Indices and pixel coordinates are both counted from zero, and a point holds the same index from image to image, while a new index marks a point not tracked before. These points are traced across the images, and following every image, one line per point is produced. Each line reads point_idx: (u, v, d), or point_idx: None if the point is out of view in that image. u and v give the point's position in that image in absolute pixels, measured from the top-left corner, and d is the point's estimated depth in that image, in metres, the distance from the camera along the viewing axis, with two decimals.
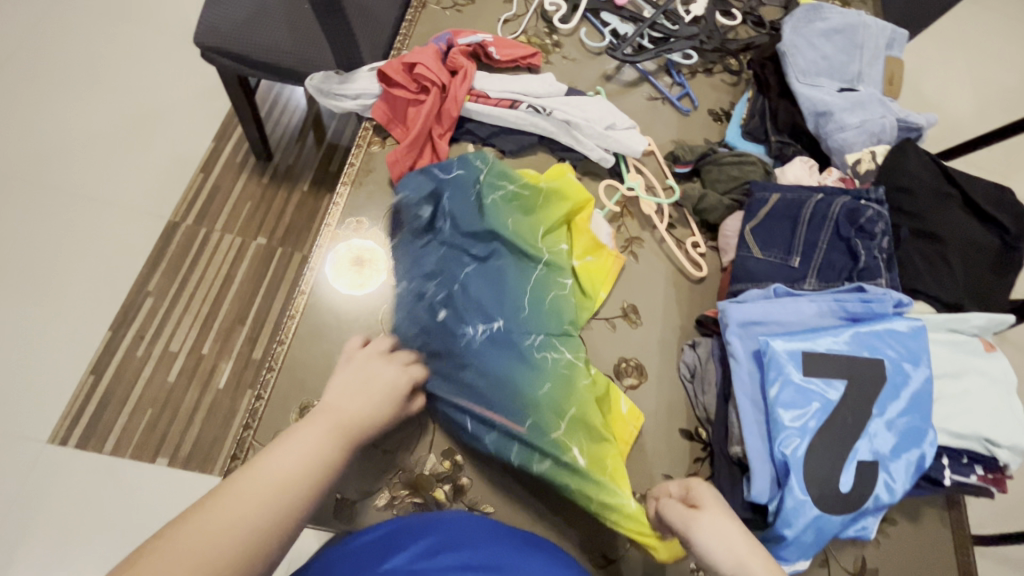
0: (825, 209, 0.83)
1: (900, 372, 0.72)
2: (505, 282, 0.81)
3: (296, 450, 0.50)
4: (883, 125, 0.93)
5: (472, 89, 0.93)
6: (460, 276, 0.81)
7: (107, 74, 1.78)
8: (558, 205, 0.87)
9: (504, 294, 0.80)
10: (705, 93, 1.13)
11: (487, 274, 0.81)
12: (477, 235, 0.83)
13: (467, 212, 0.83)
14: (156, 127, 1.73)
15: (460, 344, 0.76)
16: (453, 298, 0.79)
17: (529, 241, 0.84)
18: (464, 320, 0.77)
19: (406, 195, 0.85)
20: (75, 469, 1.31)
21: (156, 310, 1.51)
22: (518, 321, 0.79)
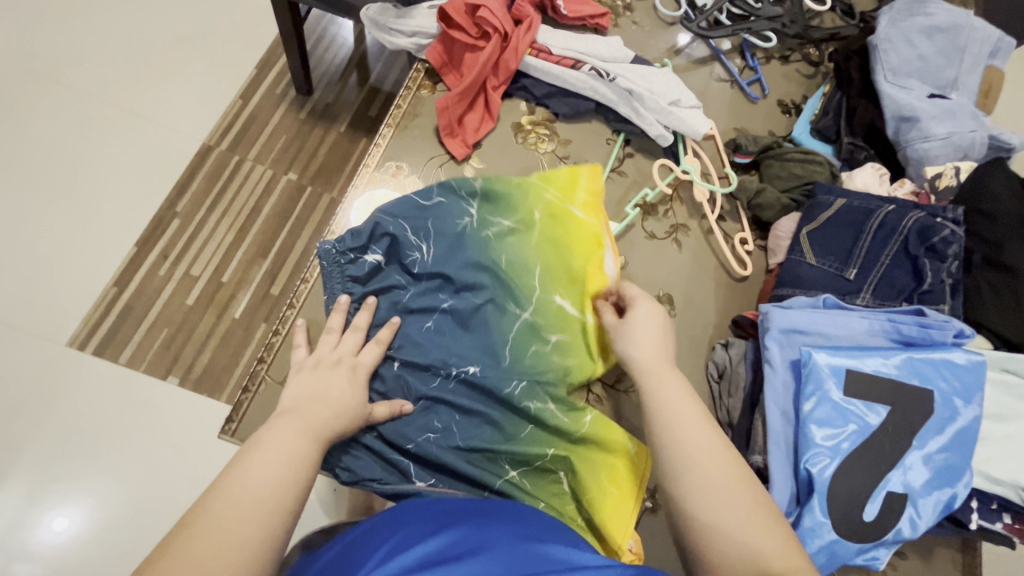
0: (895, 222, 0.77)
1: (950, 407, 0.67)
2: (493, 327, 0.74)
3: (265, 457, 0.52)
4: (971, 140, 0.85)
5: (534, 43, 0.87)
6: (435, 303, 0.74)
7: None
8: (564, 233, 0.80)
9: (491, 332, 0.74)
10: (777, 81, 1.05)
11: (469, 311, 0.74)
12: (464, 265, 0.76)
13: (453, 242, 0.76)
14: (200, 45, 1.69)
15: (433, 386, 0.71)
16: (438, 329, 0.74)
17: (523, 283, 0.77)
18: (430, 350, 0.72)
19: (390, 214, 0.76)
20: (89, 375, 1.34)
21: (183, 231, 1.50)
22: (499, 369, 0.72)
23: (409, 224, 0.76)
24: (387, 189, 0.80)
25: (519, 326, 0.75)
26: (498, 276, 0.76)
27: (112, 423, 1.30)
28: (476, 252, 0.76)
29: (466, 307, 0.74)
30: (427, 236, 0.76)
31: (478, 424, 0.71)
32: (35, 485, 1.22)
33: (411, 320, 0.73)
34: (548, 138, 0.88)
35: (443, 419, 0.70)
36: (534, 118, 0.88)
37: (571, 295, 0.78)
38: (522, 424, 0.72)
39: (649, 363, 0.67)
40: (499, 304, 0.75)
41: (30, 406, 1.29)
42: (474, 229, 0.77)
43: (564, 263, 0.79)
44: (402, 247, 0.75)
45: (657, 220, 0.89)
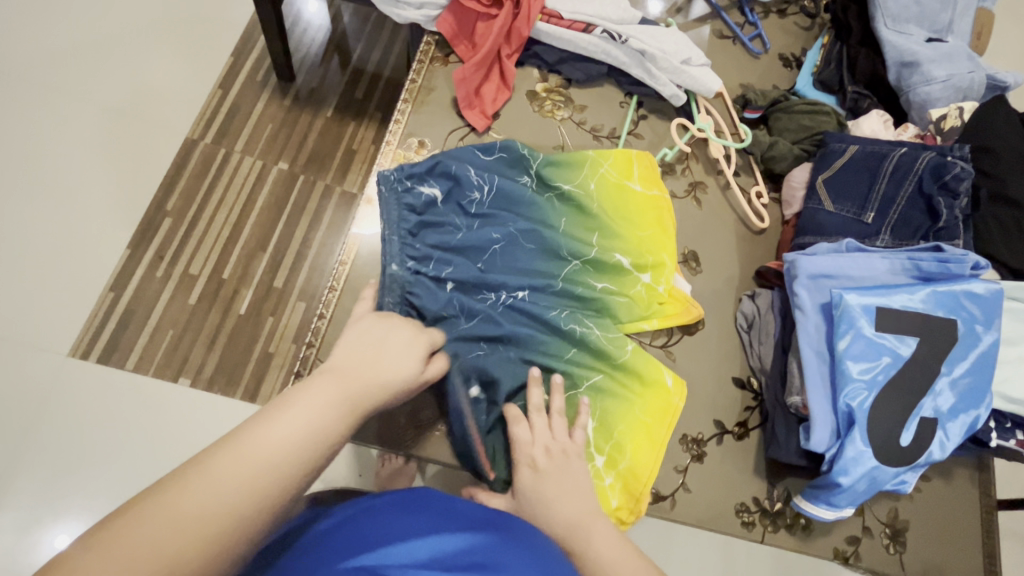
0: (909, 164, 0.80)
1: (972, 333, 0.71)
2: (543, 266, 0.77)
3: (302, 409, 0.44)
4: (970, 81, 0.89)
5: (544, 8, 0.86)
6: (488, 239, 0.76)
7: None
8: (619, 194, 0.83)
9: (538, 264, 0.77)
10: (777, 36, 1.07)
11: (520, 249, 0.77)
12: (512, 206, 0.79)
13: (509, 190, 0.78)
14: (173, 35, 1.62)
15: (482, 308, 0.73)
16: (490, 260, 0.76)
17: (581, 236, 0.80)
18: (484, 280, 0.74)
19: (454, 155, 0.78)
20: (98, 383, 1.31)
21: (176, 231, 1.46)
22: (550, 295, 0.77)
23: (468, 164, 0.78)
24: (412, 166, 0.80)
25: (569, 261, 0.78)
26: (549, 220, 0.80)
27: (129, 428, 1.28)
28: (528, 195, 0.79)
29: (521, 244, 0.77)
30: (488, 181, 0.78)
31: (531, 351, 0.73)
32: (54, 498, 1.20)
33: (454, 252, 0.75)
34: (563, 105, 0.88)
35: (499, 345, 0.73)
36: (548, 85, 0.88)
37: (623, 237, 0.81)
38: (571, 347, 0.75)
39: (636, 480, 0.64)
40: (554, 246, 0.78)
41: (41, 420, 1.26)
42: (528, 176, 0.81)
43: (616, 203, 0.83)
44: (462, 189, 0.77)
45: (676, 179, 0.90)
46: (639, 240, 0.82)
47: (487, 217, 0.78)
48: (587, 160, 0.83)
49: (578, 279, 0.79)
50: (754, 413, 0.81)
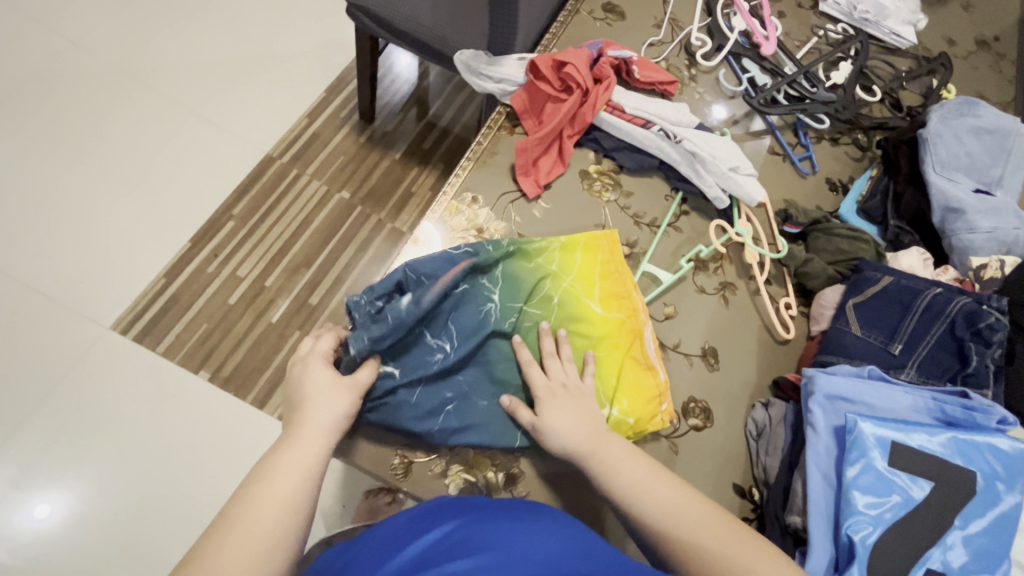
0: (942, 304, 0.80)
1: (991, 491, 0.68)
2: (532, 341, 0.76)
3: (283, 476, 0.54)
4: (1015, 237, 0.90)
5: (609, 100, 0.94)
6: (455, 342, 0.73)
7: (247, 7, 1.88)
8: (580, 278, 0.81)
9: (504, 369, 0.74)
10: (826, 161, 1.12)
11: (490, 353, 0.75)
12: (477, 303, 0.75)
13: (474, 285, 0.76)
14: (278, 65, 1.82)
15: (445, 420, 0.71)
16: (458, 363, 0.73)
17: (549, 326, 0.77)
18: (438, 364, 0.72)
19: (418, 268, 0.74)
20: (126, 359, 1.37)
21: (236, 234, 1.57)
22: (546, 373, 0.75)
23: (414, 270, 0.73)
24: (462, 217, 0.86)
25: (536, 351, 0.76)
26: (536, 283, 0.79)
27: (145, 409, 1.33)
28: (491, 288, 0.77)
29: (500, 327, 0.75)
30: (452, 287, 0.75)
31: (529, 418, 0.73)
32: (56, 461, 1.24)
33: (426, 357, 0.72)
34: (611, 188, 0.94)
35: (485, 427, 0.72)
36: (601, 168, 0.95)
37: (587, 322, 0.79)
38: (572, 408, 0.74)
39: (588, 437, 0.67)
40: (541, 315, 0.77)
41: (67, 382, 1.32)
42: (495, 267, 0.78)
43: (586, 286, 0.81)
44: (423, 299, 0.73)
45: (708, 276, 0.93)
46: (614, 339, 0.79)
47: (461, 306, 0.75)
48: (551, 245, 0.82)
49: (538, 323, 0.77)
50: (752, 524, 0.79)
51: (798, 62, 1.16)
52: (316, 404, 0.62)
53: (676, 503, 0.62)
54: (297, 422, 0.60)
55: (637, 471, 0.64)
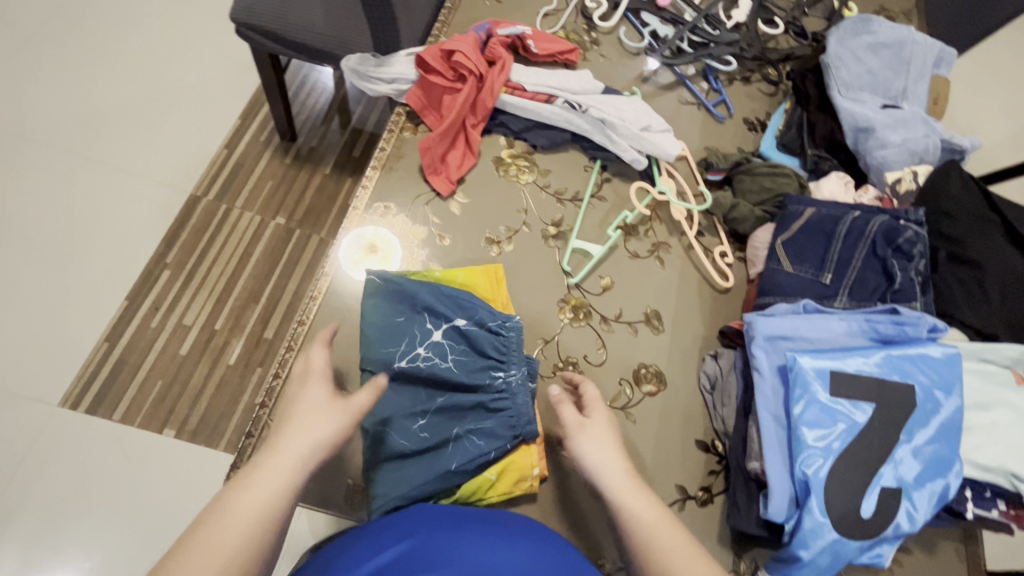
0: (861, 227, 0.81)
1: (931, 400, 0.70)
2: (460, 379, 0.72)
3: (255, 489, 0.47)
4: (925, 145, 0.91)
5: (508, 81, 0.91)
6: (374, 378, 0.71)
7: (138, 43, 1.78)
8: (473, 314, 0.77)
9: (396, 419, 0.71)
10: (740, 102, 1.11)
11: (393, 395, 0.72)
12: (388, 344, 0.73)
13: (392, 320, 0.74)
14: (183, 100, 1.73)
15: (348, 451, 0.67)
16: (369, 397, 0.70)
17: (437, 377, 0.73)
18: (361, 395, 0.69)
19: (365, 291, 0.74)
20: (82, 434, 1.32)
21: (175, 282, 1.52)
22: (467, 413, 0.72)
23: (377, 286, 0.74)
24: (378, 229, 0.83)
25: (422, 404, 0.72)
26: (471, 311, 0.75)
27: (113, 479, 1.28)
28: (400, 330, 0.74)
29: (428, 368, 0.72)
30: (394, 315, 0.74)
31: (432, 465, 0.68)
32: (27, 553, 1.19)
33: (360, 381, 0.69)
34: (528, 169, 0.92)
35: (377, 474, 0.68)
36: (514, 151, 0.92)
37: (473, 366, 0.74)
38: (487, 448, 0.69)
39: (620, 480, 0.59)
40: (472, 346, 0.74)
41: (24, 470, 1.26)
42: (429, 294, 0.75)
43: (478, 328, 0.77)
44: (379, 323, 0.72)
45: (639, 240, 0.92)
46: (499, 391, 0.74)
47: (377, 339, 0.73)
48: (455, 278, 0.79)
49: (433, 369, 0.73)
50: (719, 477, 0.79)
51: (697, 6, 1.14)
52: (307, 421, 0.54)
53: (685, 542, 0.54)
54: (278, 441, 0.52)
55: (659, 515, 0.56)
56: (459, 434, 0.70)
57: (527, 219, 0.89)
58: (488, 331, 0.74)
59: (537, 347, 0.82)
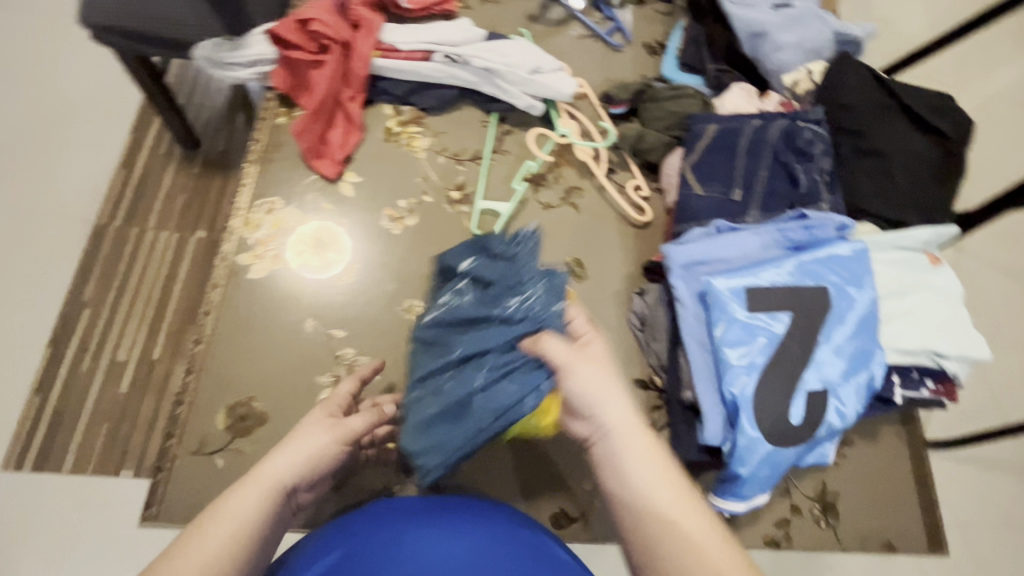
0: (762, 136, 0.80)
1: (845, 297, 0.70)
2: (484, 312, 0.65)
3: (227, 520, 0.46)
4: (819, 40, 0.89)
5: (380, 43, 0.84)
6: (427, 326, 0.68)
7: None
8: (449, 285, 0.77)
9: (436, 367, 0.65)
10: (637, 27, 1.06)
11: (434, 349, 0.67)
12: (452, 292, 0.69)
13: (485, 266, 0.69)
14: (52, 119, 1.48)
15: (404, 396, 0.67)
16: (424, 350, 0.67)
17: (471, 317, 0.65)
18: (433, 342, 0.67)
19: (450, 257, 0.73)
20: (27, 506, 1.15)
21: (98, 321, 1.32)
22: (491, 349, 0.62)
23: (449, 256, 0.73)
24: (266, 229, 0.77)
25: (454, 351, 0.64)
26: (486, 249, 0.70)
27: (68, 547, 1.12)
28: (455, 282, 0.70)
29: (459, 308, 0.67)
30: (473, 266, 0.69)
31: (462, 417, 0.61)
32: None
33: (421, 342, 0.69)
34: (420, 135, 0.87)
35: (415, 432, 0.62)
36: (402, 119, 0.87)
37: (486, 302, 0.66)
38: (520, 393, 0.58)
39: (622, 430, 0.53)
40: (486, 280, 0.67)
41: None
42: (463, 249, 0.73)
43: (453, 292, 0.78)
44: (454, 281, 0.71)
45: (550, 190, 0.88)
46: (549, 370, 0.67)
47: (443, 297, 0.70)
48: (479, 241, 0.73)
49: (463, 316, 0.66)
50: (662, 412, 0.79)
51: None
52: (301, 436, 0.56)
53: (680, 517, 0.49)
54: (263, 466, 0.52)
55: (668, 494, 0.50)
56: (480, 382, 0.60)
57: (428, 188, 0.84)
58: (503, 262, 0.67)
59: None
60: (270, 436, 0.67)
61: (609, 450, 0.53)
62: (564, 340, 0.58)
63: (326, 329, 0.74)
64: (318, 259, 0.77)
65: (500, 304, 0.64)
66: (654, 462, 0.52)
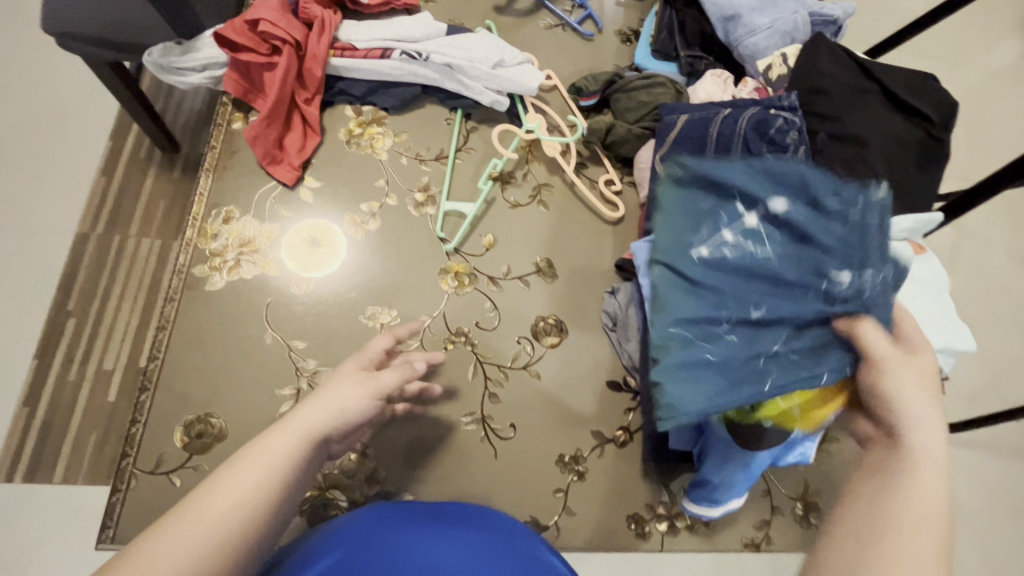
0: (732, 125, 0.76)
1: None
2: (782, 272, 0.55)
3: (245, 470, 0.44)
4: (795, 22, 0.85)
5: (336, 42, 0.82)
6: (704, 261, 0.57)
7: None
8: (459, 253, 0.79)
9: (707, 317, 0.56)
10: (609, 14, 1.03)
11: (703, 293, 0.57)
12: (722, 223, 0.58)
13: (769, 224, 0.56)
14: (24, 124, 1.42)
15: (659, 336, 0.57)
16: (710, 289, 0.56)
17: (793, 273, 0.55)
18: (701, 286, 0.57)
19: (715, 175, 0.59)
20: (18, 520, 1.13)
21: (83, 330, 1.29)
22: (771, 318, 0.54)
23: (696, 170, 0.59)
24: (222, 239, 0.75)
25: (753, 312, 0.55)
26: (808, 188, 0.56)
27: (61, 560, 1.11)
28: (742, 216, 0.57)
29: (741, 255, 0.56)
30: (724, 210, 0.58)
31: (735, 385, 0.53)
32: None
33: (688, 276, 0.57)
34: (382, 135, 0.84)
35: (665, 381, 0.55)
36: (363, 119, 0.84)
37: (788, 261, 0.55)
38: (817, 371, 0.53)
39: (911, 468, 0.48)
40: (809, 233, 0.55)
41: None
42: (742, 173, 0.58)
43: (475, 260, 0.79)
44: (723, 215, 0.58)
45: (518, 188, 0.86)
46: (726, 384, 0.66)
47: (713, 226, 0.58)
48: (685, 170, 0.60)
49: (737, 267, 0.56)
50: (636, 413, 0.77)
51: None
52: (332, 386, 0.55)
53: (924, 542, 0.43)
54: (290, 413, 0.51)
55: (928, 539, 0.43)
56: (778, 350, 0.53)
57: (391, 190, 0.82)
58: (839, 222, 0.55)
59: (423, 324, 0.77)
60: (229, 452, 0.66)
61: (891, 471, 0.48)
62: (886, 335, 0.53)
63: (286, 340, 0.72)
64: (319, 253, 0.77)
65: (822, 270, 0.54)
66: (922, 485, 0.46)
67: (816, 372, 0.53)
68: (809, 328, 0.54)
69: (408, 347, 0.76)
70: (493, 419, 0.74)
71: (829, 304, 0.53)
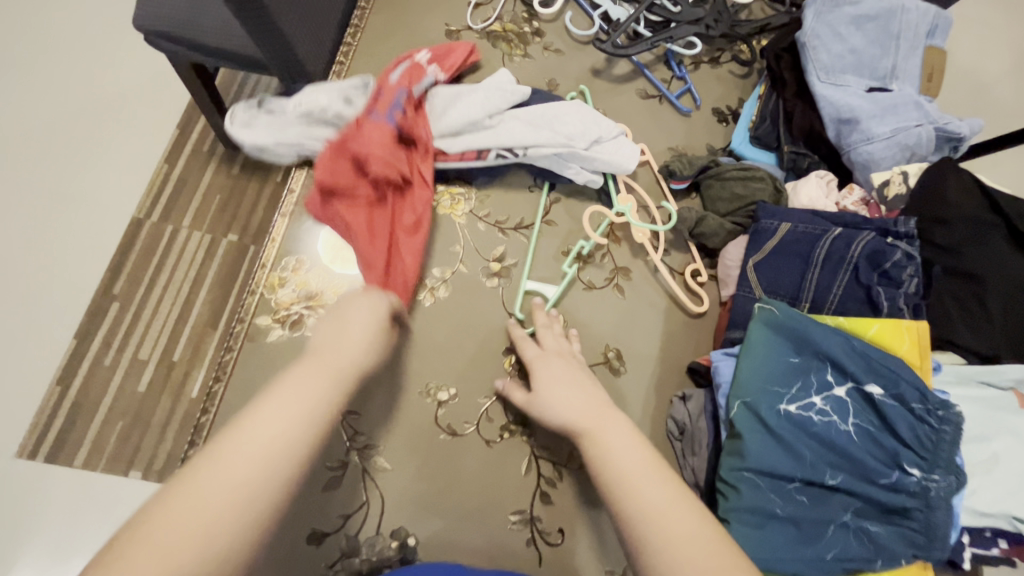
0: (842, 248, 0.70)
1: None
2: (861, 451, 0.59)
3: (281, 404, 0.42)
4: (918, 136, 0.79)
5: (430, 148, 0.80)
6: (790, 416, 0.61)
7: (37, 31, 1.47)
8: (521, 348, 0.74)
9: (783, 472, 0.59)
10: (709, 88, 0.98)
11: (785, 448, 0.60)
12: (809, 383, 0.63)
13: (855, 401, 0.61)
14: (95, 103, 1.42)
15: (730, 473, 0.61)
16: (792, 447, 0.59)
17: (871, 456, 0.59)
18: (786, 442, 0.60)
19: (813, 338, 0.63)
20: (34, 501, 1.11)
21: (124, 315, 1.28)
22: (843, 494, 0.59)
23: (799, 325, 0.64)
24: (290, 288, 0.72)
25: (830, 481, 0.58)
26: (898, 379, 0.61)
27: (70, 556, 1.08)
28: (829, 384, 0.62)
29: (826, 424, 0.60)
30: (816, 373, 0.63)
31: (799, 545, 0.57)
32: None
33: (773, 427, 0.60)
34: (463, 198, 0.82)
35: (735, 522, 0.58)
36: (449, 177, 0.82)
37: (866, 443, 0.60)
38: (874, 554, 0.57)
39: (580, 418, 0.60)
40: (890, 419, 0.60)
41: None
42: (839, 346, 0.62)
43: None
44: (813, 379, 0.63)
45: (595, 268, 0.82)
46: None
47: (799, 384, 0.62)
48: (784, 323, 0.64)
49: (819, 434, 0.60)
50: None
51: None
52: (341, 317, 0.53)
53: (634, 467, 0.54)
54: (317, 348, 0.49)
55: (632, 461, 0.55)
56: (845, 523, 0.58)
57: (465, 257, 0.79)
58: (925, 424, 0.59)
59: (481, 408, 0.72)
60: None
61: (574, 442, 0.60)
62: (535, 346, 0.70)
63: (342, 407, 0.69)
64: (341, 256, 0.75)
65: (901, 460, 0.58)
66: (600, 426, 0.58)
67: (888, 557, 0.57)
68: (887, 513, 0.58)
69: (464, 430, 0.71)
70: (543, 522, 0.69)
71: (911, 495, 0.57)
